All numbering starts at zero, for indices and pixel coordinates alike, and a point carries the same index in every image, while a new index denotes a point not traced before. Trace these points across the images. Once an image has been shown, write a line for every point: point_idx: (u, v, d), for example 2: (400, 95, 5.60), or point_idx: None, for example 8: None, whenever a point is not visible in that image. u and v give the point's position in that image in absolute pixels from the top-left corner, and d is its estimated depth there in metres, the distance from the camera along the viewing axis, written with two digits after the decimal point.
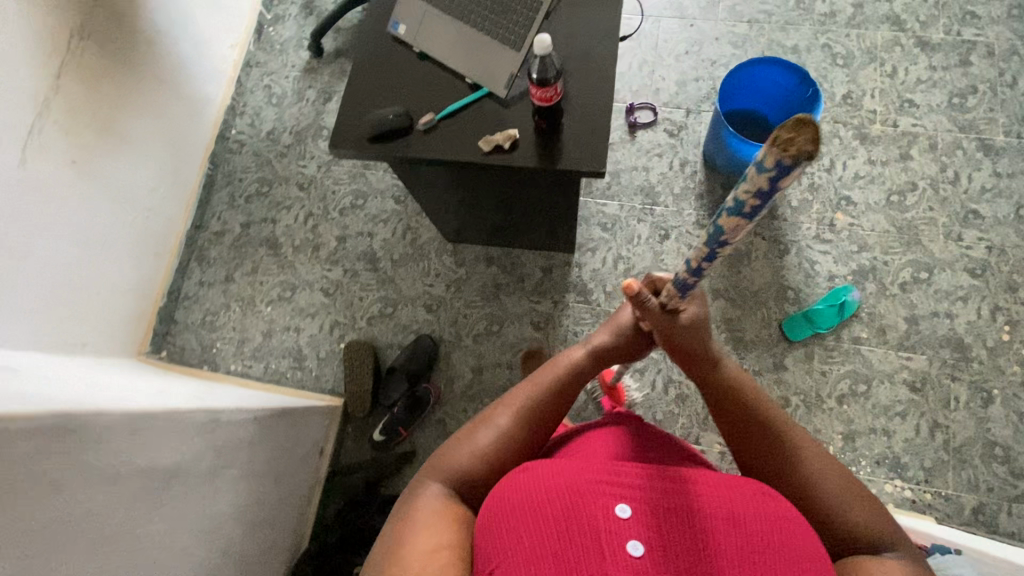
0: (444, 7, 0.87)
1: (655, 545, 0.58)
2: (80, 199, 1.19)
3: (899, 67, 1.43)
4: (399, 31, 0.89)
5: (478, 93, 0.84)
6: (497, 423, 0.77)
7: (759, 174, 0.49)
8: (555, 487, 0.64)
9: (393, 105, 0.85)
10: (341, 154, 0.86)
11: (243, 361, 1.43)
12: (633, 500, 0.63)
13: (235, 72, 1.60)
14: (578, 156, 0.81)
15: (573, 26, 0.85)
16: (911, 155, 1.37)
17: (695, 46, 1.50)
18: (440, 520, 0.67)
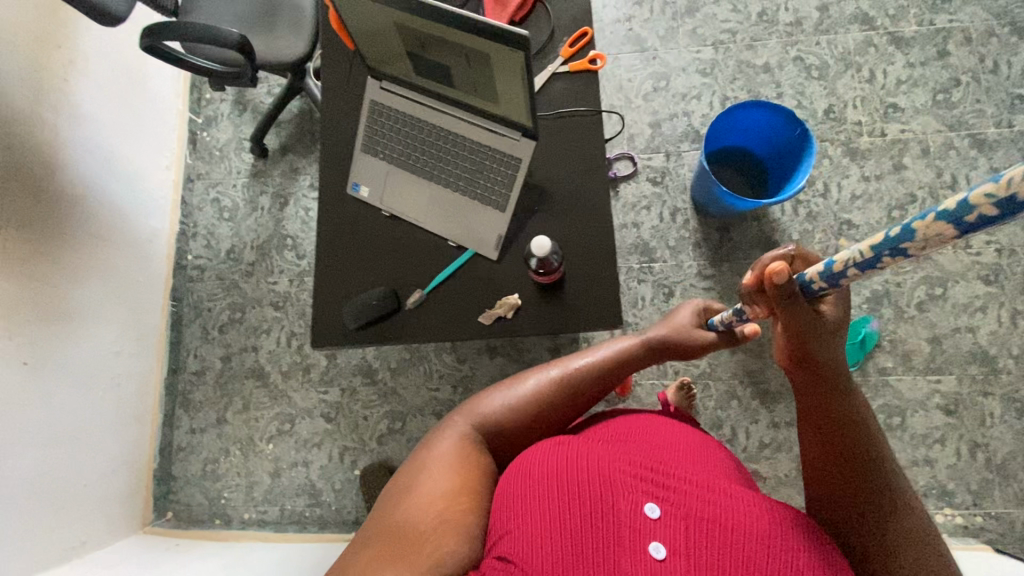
0: (405, 163, 0.78)
1: (679, 549, 0.56)
2: (42, 396, 1.08)
3: (876, 70, 1.37)
4: (361, 193, 0.79)
5: (464, 256, 0.76)
6: (546, 385, 0.77)
7: (1019, 180, 0.33)
8: (586, 479, 0.62)
9: (375, 286, 0.76)
10: (325, 346, 0.78)
11: (255, 507, 1.34)
12: (664, 500, 0.60)
13: (176, 194, 1.47)
14: (590, 311, 0.73)
15: (554, 159, 0.76)
16: (904, 164, 1.31)
17: (662, 80, 1.41)
18: (467, 468, 0.67)
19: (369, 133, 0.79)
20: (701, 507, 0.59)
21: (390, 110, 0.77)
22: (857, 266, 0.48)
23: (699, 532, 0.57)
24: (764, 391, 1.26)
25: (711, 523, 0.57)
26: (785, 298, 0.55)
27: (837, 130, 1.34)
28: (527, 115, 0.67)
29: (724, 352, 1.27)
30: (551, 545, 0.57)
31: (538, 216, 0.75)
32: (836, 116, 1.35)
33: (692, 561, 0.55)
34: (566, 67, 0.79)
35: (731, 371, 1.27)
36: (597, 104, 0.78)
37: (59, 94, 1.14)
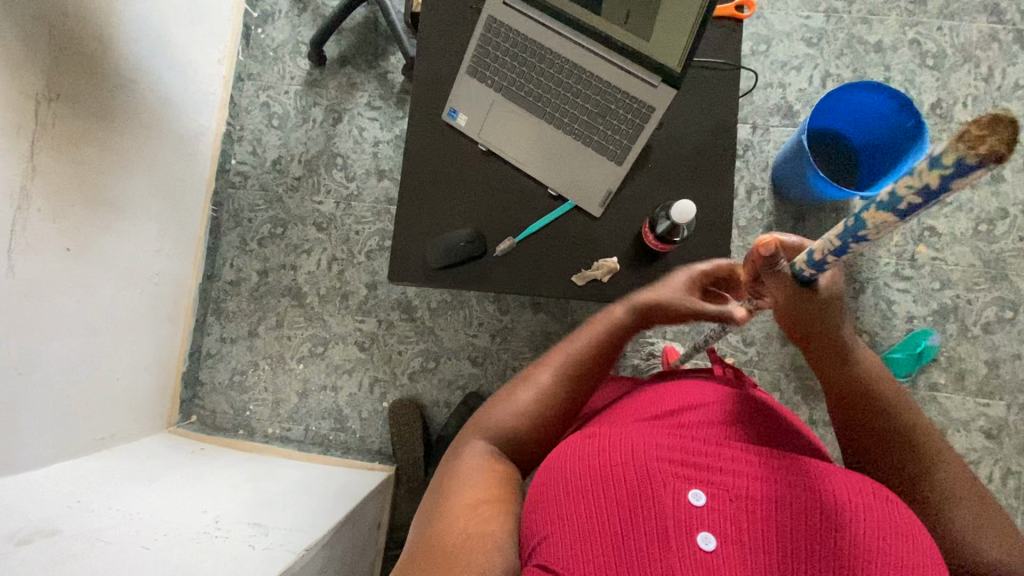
0: (515, 96, 0.76)
1: (732, 537, 0.49)
2: (81, 286, 1.04)
3: (996, 69, 1.25)
4: (459, 121, 0.76)
5: (563, 207, 0.75)
6: (542, 378, 0.70)
7: (927, 171, 0.33)
8: (619, 464, 0.56)
9: (463, 227, 0.74)
10: (400, 280, 0.76)
11: (280, 422, 1.35)
12: (709, 483, 0.54)
13: (226, 92, 1.38)
14: (689, 284, 0.75)
15: (675, 114, 0.77)
16: (1004, 176, 1.23)
17: (763, 45, 1.29)
18: (485, 477, 0.61)
19: (479, 55, 0.76)
20: (748, 489, 0.53)
21: (512, 31, 0.74)
22: (830, 253, 0.47)
23: (750, 517, 0.50)
24: (807, 387, 1.23)
25: (766, 510, 0.51)
26: (766, 266, 0.55)
27: (940, 129, 1.25)
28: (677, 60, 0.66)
29: (774, 343, 1.24)
30: (589, 525, 0.52)
31: (649, 169, 0.76)
32: (942, 113, 1.25)
33: (748, 546, 0.49)
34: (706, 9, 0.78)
35: (778, 362, 1.24)
36: (732, 58, 0.78)
37: None
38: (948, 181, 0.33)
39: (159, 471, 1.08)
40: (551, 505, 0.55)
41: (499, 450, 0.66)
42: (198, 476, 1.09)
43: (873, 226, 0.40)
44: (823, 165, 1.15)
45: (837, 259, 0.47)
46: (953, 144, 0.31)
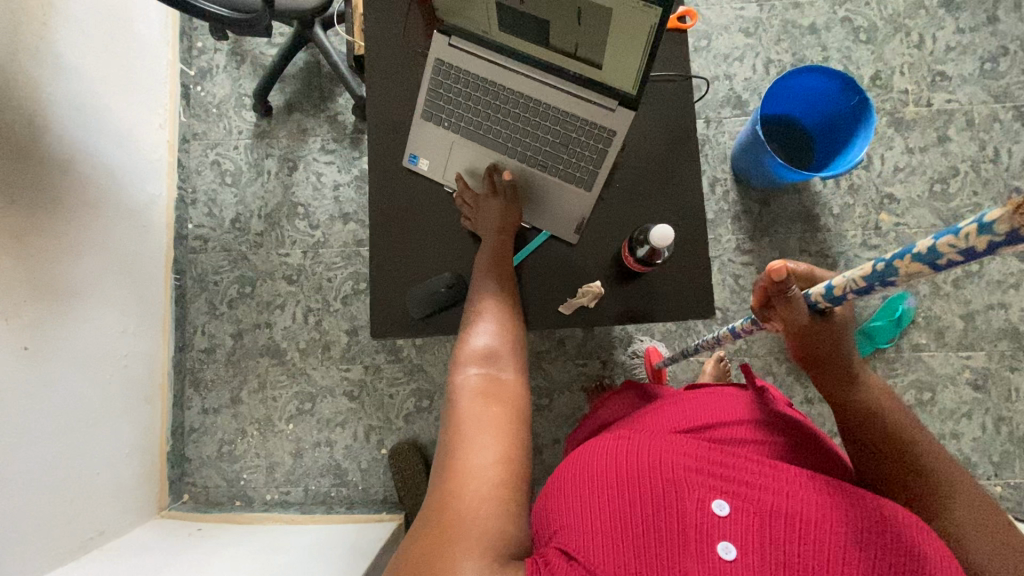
0: (474, 136, 0.75)
1: (753, 547, 0.48)
2: (46, 383, 0.98)
3: (926, 35, 1.30)
4: (421, 167, 0.77)
5: (540, 239, 0.77)
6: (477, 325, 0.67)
7: (979, 235, 0.39)
8: (644, 469, 0.55)
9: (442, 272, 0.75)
10: (384, 335, 0.76)
11: (278, 487, 1.30)
12: (735, 495, 0.52)
13: (173, 156, 1.34)
14: (673, 295, 0.77)
15: (636, 134, 0.78)
16: (949, 136, 1.28)
17: (703, 40, 1.32)
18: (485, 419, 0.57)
19: (433, 97, 0.75)
20: (775, 501, 0.51)
21: (462, 71, 0.73)
22: (853, 290, 0.53)
23: (776, 529, 0.49)
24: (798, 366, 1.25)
25: (791, 520, 0.49)
26: (780, 294, 0.60)
27: (883, 99, 1.29)
28: (635, 83, 0.66)
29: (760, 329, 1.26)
30: (606, 534, 0.51)
31: (619, 191, 0.77)
32: (882, 84, 1.30)
33: (769, 561, 0.47)
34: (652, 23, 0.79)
35: (767, 346, 1.26)
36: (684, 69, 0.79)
37: (36, 40, 0.98)
38: (995, 246, 0.39)
39: (155, 565, 1.02)
40: (572, 512, 0.53)
41: (489, 377, 0.61)
42: (198, 561, 1.03)
43: (906, 273, 0.46)
44: (780, 151, 1.17)
45: (853, 296, 0.54)
46: (1006, 216, 0.37)
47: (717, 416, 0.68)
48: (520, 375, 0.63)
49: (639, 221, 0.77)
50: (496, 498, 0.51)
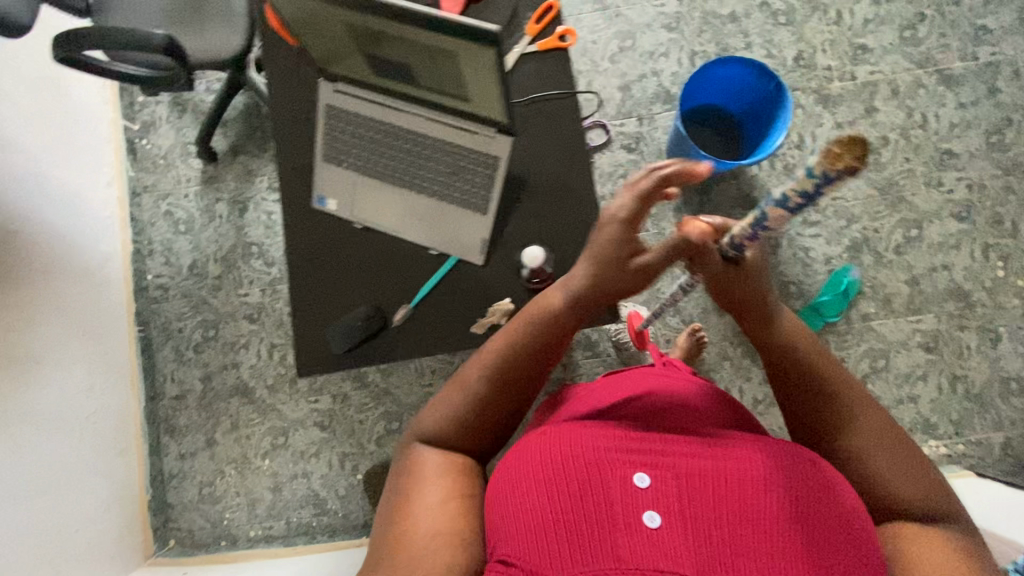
0: (370, 172, 0.80)
1: (673, 511, 0.52)
2: (14, 449, 1.01)
3: (843, 10, 1.32)
4: (329, 208, 0.80)
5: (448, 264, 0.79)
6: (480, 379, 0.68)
7: (805, 181, 0.48)
8: (571, 454, 0.59)
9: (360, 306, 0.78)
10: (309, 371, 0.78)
11: (261, 523, 1.32)
12: (653, 466, 0.57)
13: (124, 212, 1.38)
14: None
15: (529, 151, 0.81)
16: (876, 107, 1.29)
17: (627, 40, 1.35)
18: (448, 468, 0.64)
19: (331, 145, 0.80)
20: (686, 467, 0.57)
21: (348, 112, 0.79)
22: (744, 241, 0.59)
23: (692, 492, 0.54)
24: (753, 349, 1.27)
25: (704, 483, 0.55)
26: (697, 252, 0.61)
27: (808, 78, 1.31)
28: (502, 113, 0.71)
29: (711, 316, 1.28)
30: (545, 523, 0.53)
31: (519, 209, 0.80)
32: (806, 63, 1.31)
33: (688, 521, 0.52)
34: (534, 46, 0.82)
35: (721, 332, 1.28)
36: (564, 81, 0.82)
37: None
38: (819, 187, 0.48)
39: None
40: (512, 507, 0.56)
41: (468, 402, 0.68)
42: None
43: (776, 219, 0.54)
44: (714, 147, 1.19)
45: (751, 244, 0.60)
46: (821, 161, 0.46)
47: (633, 390, 0.74)
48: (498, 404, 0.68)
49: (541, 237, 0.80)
50: (441, 532, 0.57)
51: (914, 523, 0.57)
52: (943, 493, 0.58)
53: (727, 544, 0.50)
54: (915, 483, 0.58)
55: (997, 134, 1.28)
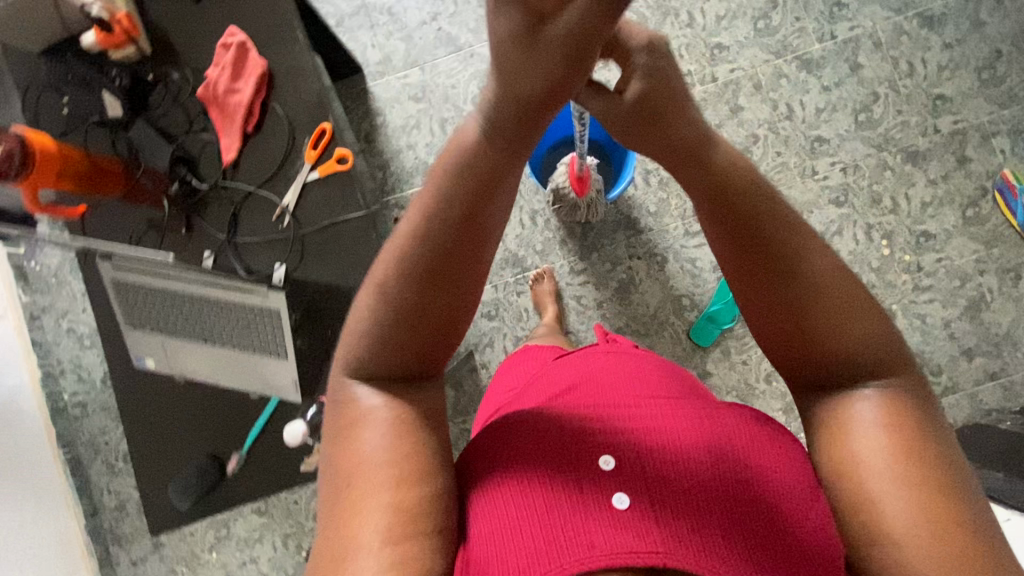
0: (173, 330, 0.88)
1: (645, 493, 0.49)
2: None
3: (694, 10, 1.29)
4: (149, 364, 0.90)
5: (269, 405, 0.90)
6: (412, 259, 0.49)
7: None
8: (531, 439, 0.54)
9: (200, 453, 0.91)
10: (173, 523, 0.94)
11: None
12: (617, 444, 0.53)
13: (25, 339, 1.39)
14: None
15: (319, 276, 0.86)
16: (741, 105, 1.28)
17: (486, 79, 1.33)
18: (395, 430, 0.52)
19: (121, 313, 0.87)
20: (652, 442, 0.53)
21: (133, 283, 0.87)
22: None
23: (659, 467, 0.51)
24: None
25: (669, 458, 0.52)
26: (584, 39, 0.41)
27: None
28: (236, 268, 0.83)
29: None
30: (509, 524, 0.48)
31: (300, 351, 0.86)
32: None
33: (662, 500, 0.49)
34: (316, 171, 0.86)
35: None
36: (350, 201, 0.86)
37: None
38: None
39: None
40: (480, 512, 0.52)
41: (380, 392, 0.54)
42: None
43: None
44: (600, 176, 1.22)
45: None
46: None
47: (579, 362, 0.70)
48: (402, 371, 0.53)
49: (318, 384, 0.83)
50: (388, 530, 0.47)
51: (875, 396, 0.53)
52: (891, 346, 0.53)
53: (705, 512, 0.48)
54: (858, 339, 0.52)
55: (865, 112, 1.26)
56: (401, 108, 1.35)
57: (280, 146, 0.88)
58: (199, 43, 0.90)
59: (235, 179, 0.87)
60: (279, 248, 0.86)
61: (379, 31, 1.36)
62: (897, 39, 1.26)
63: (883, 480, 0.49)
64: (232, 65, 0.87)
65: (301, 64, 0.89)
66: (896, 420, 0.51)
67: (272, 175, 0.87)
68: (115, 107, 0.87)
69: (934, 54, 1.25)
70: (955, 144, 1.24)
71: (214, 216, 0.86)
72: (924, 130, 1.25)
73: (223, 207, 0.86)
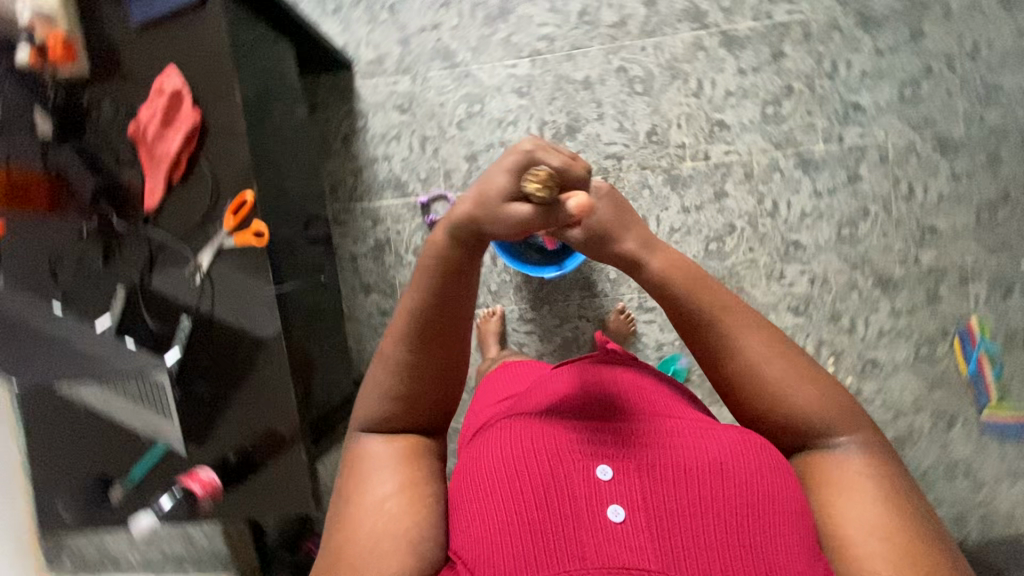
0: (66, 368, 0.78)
1: (638, 503, 0.50)
2: None
3: (704, 80, 1.22)
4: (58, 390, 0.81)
5: (157, 448, 0.81)
6: (418, 344, 0.56)
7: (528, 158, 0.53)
8: (529, 449, 0.55)
9: (88, 469, 0.83)
10: (52, 529, 0.85)
11: (138, 551, 1.45)
12: (616, 457, 0.54)
13: None
14: (280, 504, 0.79)
15: (230, 322, 0.79)
16: (726, 191, 1.23)
17: (476, 104, 1.27)
18: (397, 458, 0.57)
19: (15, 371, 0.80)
20: (650, 458, 0.54)
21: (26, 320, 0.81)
22: None
23: (655, 481, 0.51)
24: None
25: (667, 471, 0.53)
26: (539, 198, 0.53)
27: (659, 156, 1.23)
28: (153, 314, 0.80)
29: None
30: (502, 527, 0.50)
31: (196, 398, 0.79)
32: (659, 139, 1.23)
33: (654, 515, 0.49)
34: (231, 237, 0.78)
35: None
36: (266, 278, 0.78)
37: None
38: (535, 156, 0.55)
39: None
40: (472, 511, 0.53)
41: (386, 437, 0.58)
42: None
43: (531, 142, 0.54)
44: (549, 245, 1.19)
45: None
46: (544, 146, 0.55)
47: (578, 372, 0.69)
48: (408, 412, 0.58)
49: (224, 421, 0.79)
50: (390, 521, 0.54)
51: (840, 449, 0.57)
52: (845, 401, 0.58)
53: (690, 524, 0.49)
54: (815, 400, 0.58)
55: (850, 226, 1.21)
56: (384, 115, 1.30)
57: (203, 201, 0.79)
58: (142, 74, 0.81)
59: (156, 224, 0.80)
60: (188, 306, 0.80)
61: (376, 28, 1.28)
62: (905, 158, 1.19)
63: (853, 513, 0.53)
64: (164, 109, 0.78)
65: (237, 121, 0.78)
66: (861, 466, 0.56)
67: (190, 230, 0.79)
68: (46, 128, 0.82)
69: (938, 182, 1.19)
70: (930, 280, 1.20)
71: (129, 259, 0.81)
72: (904, 258, 1.21)
73: (138, 249, 0.81)
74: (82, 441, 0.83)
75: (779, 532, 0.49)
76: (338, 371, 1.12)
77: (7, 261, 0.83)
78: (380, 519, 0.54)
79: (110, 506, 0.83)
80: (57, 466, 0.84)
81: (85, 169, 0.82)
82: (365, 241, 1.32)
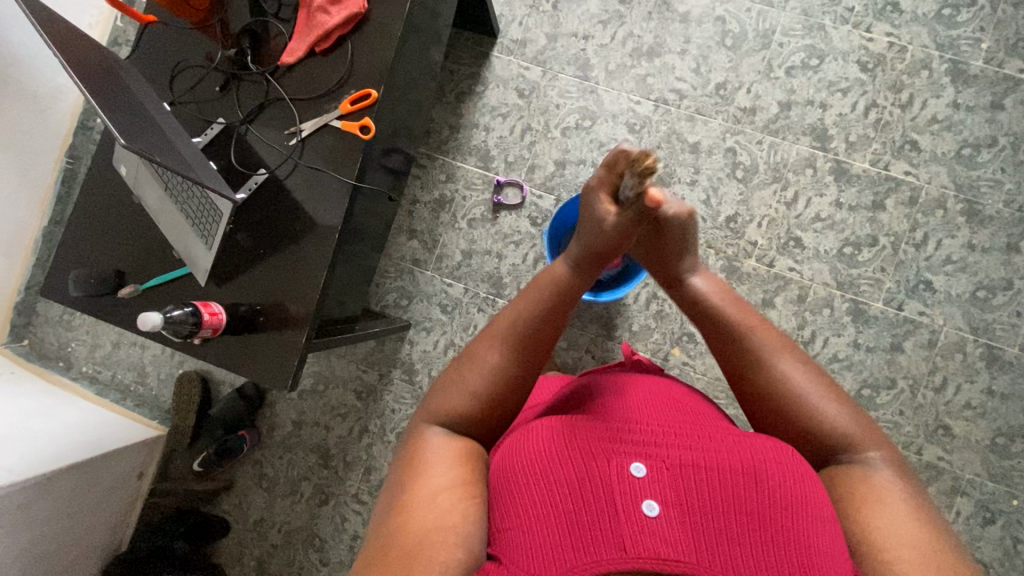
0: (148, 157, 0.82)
1: (672, 500, 0.52)
2: None
3: (801, 195, 1.24)
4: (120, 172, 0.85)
5: (181, 270, 0.84)
6: (506, 346, 0.67)
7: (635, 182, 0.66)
8: (564, 443, 0.57)
9: (113, 259, 0.87)
10: (52, 297, 0.88)
11: (94, 364, 1.47)
12: (646, 455, 0.56)
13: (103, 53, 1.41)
14: (263, 372, 0.81)
15: (301, 192, 0.82)
16: (774, 302, 1.24)
17: (587, 120, 1.31)
18: (454, 455, 0.62)
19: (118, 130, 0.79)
20: (680, 455, 0.56)
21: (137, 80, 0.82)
22: None
23: (685, 478, 0.54)
24: None
25: (695, 469, 0.55)
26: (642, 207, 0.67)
27: (728, 243, 1.25)
28: (240, 155, 0.84)
29: None
30: (543, 520, 0.52)
31: (237, 244, 0.83)
32: (735, 227, 1.25)
33: (687, 512, 0.51)
34: (338, 120, 0.82)
35: None
36: (349, 171, 0.81)
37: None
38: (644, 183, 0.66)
39: None
40: (515, 494, 0.55)
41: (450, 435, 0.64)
42: None
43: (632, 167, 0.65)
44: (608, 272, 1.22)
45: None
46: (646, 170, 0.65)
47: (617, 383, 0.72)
48: (479, 410, 0.65)
49: (252, 275, 0.82)
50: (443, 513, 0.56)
51: (867, 464, 0.62)
52: (869, 423, 0.66)
53: (720, 520, 0.51)
54: (843, 416, 0.65)
55: (872, 389, 1.21)
56: (503, 90, 1.34)
57: (331, 78, 0.83)
58: None
59: (280, 80, 0.85)
60: (269, 163, 0.84)
61: (534, 14, 1.34)
62: (951, 353, 1.20)
63: (887, 525, 0.57)
64: None
65: (393, 28, 0.82)
66: (887, 475, 0.61)
67: (307, 99, 0.84)
68: None
69: (971, 389, 1.19)
70: (924, 475, 1.19)
71: (242, 98, 0.86)
72: (909, 443, 1.20)
73: (255, 93, 0.85)
74: (121, 233, 0.87)
75: (808, 546, 0.51)
76: (354, 289, 1.14)
77: (143, 49, 0.89)
78: (433, 510, 0.56)
79: (113, 299, 0.86)
80: (88, 244, 0.88)
81: (245, 4, 0.87)
82: (431, 191, 1.36)
